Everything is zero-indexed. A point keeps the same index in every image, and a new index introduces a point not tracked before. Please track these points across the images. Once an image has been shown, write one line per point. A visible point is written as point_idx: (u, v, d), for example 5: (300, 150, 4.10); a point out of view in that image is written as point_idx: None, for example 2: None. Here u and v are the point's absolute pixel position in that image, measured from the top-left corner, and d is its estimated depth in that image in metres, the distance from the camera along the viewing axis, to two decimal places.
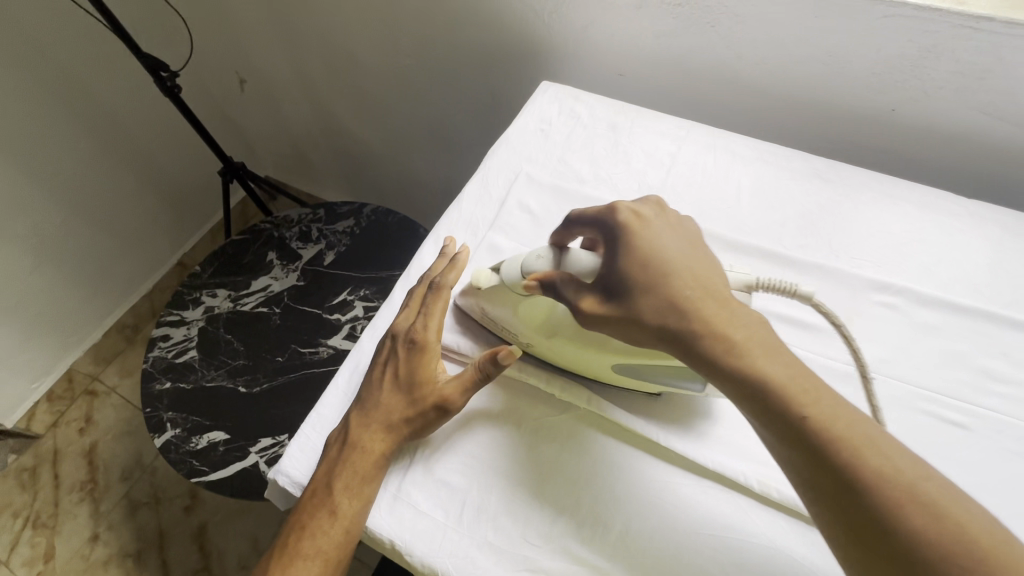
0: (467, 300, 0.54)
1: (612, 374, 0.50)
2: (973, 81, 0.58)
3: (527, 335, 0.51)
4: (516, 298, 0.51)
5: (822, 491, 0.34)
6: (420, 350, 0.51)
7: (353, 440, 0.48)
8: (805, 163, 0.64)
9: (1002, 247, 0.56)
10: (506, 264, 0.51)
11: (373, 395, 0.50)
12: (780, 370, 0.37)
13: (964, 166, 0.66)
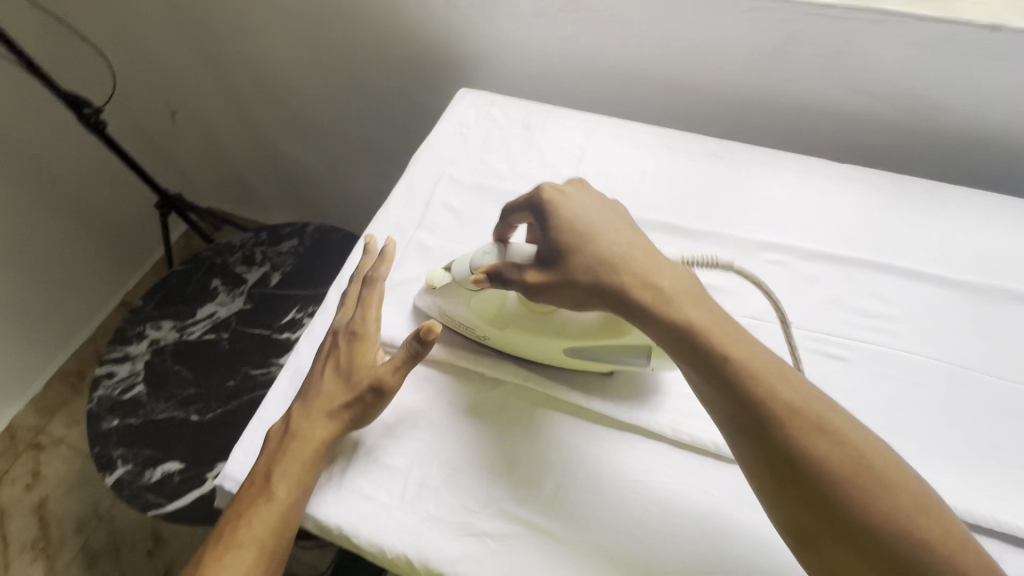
0: (425, 300, 0.58)
1: (566, 359, 0.53)
2: (831, 61, 0.66)
3: (483, 329, 0.55)
4: (467, 293, 0.55)
5: (744, 428, 0.39)
6: (359, 340, 0.54)
7: (295, 429, 0.50)
8: (700, 145, 0.71)
9: (870, 203, 0.64)
10: (456, 264, 0.55)
11: (313, 386, 0.53)
12: (698, 319, 0.43)
13: (839, 136, 0.73)
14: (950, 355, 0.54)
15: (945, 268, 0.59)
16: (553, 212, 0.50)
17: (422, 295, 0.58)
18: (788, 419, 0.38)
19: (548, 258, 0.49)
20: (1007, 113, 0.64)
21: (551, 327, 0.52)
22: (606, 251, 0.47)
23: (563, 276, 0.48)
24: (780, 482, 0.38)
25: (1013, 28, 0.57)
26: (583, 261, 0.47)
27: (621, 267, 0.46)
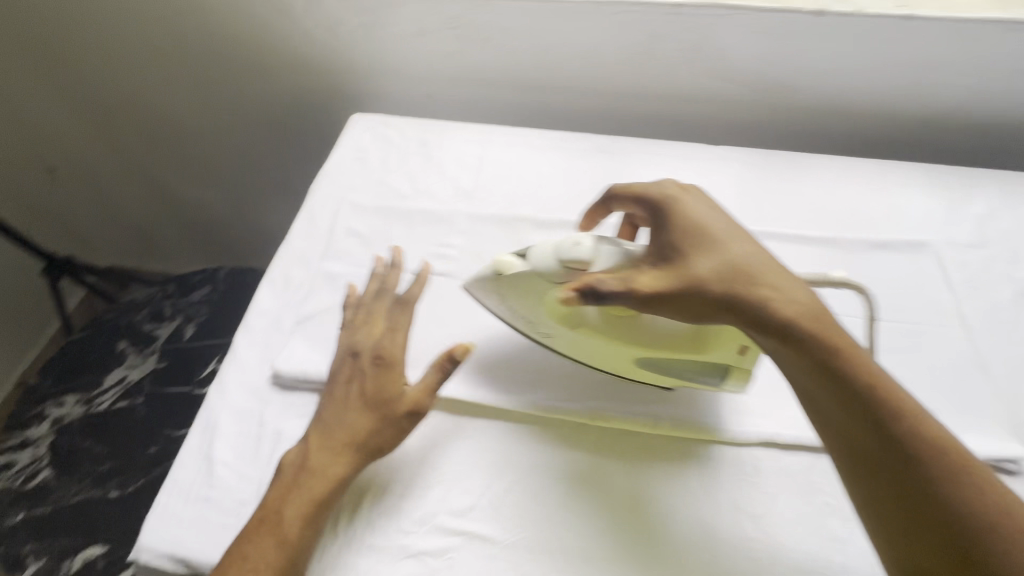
0: (482, 284, 0.55)
1: (632, 368, 0.53)
2: (693, 54, 0.72)
3: (543, 325, 0.53)
4: (541, 287, 0.51)
5: (885, 455, 0.39)
6: (386, 367, 0.51)
7: (312, 463, 0.48)
8: (590, 143, 0.75)
9: (747, 178, 0.70)
10: (533, 252, 0.51)
11: (332, 413, 0.50)
12: (842, 347, 0.42)
13: (715, 121, 0.79)
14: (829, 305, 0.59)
15: (816, 228, 0.65)
16: (678, 221, 0.47)
17: (482, 280, 0.54)
18: (908, 432, 0.39)
19: (665, 265, 0.46)
20: (847, 85, 0.72)
21: (625, 340, 0.50)
22: (734, 265, 0.45)
23: (679, 283, 0.44)
24: (893, 491, 0.39)
25: (834, 12, 0.65)
26: (709, 275, 0.44)
27: (752, 284, 0.44)
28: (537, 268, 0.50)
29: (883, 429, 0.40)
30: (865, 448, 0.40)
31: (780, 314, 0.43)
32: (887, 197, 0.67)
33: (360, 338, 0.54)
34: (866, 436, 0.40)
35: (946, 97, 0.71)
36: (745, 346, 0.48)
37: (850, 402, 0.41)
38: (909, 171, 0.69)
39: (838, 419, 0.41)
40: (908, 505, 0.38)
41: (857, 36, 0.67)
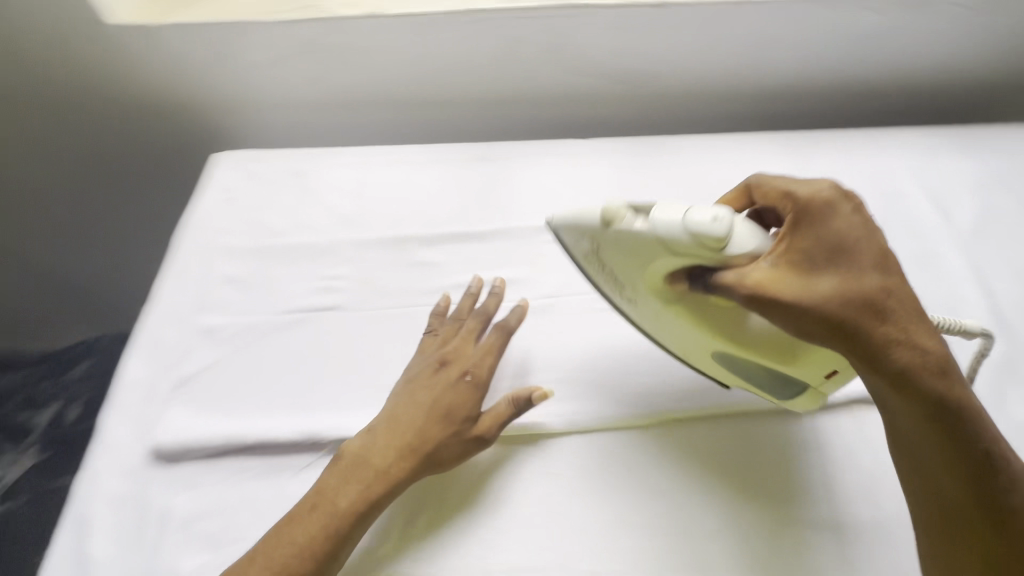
0: (568, 233, 0.48)
1: (704, 357, 0.51)
2: (554, 54, 0.74)
3: (628, 288, 0.49)
4: (649, 254, 0.44)
5: (957, 493, 0.39)
6: (471, 386, 0.52)
7: (373, 463, 0.48)
8: (469, 152, 0.74)
9: (622, 167, 0.72)
10: (660, 211, 0.43)
11: (403, 410, 0.51)
12: (960, 401, 0.38)
13: (588, 117, 0.82)
14: None
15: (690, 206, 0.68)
16: (829, 238, 0.40)
17: (567, 226, 0.48)
18: (998, 485, 0.38)
19: (800, 278, 0.39)
20: (699, 70, 0.76)
21: (710, 330, 0.47)
22: (874, 299, 0.38)
23: (809, 307, 0.38)
24: (958, 526, 0.39)
25: (672, 3, 0.69)
26: (849, 307, 0.38)
27: (886, 326, 0.38)
28: (654, 236, 0.42)
29: (978, 479, 0.38)
30: (950, 488, 0.39)
31: (904, 363, 0.38)
32: (749, 168, 0.72)
33: (452, 349, 0.54)
34: (960, 481, 0.38)
35: (785, 71, 0.77)
36: (834, 371, 0.46)
37: (951, 450, 0.38)
38: (764, 142, 0.75)
39: (931, 459, 0.39)
40: (970, 542, 0.38)
41: (696, 23, 0.71)
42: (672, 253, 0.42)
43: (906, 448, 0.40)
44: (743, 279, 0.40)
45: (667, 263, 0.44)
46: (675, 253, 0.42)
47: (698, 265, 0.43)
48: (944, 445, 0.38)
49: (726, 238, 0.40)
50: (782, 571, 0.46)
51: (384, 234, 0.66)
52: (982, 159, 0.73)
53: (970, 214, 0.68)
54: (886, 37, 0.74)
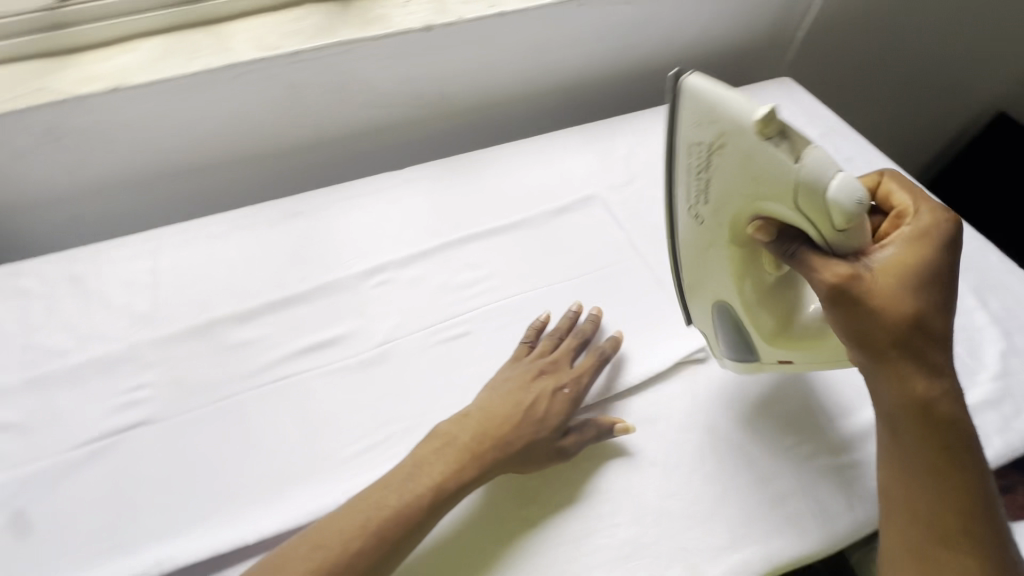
0: (701, 111, 0.43)
1: (708, 298, 0.52)
2: (339, 91, 0.72)
3: (706, 197, 0.46)
4: (768, 187, 0.41)
5: (939, 514, 0.39)
6: (567, 402, 0.52)
7: (465, 446, 0.48)
8: (274, 211, 0.69)
9: (437, 192, 0.71)
10: (813, 159, 0.38)
11: (501, 404, 0.51)
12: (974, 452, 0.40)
13: (396, 143, 0.81)
14: (537, 281, 0.63)
15: (509, 216, 0.69)
16: (933, 269, 0.39)
17: (706, 102, 0.42)
18: (984, 520, 0.39)
19: (895, 286, 0.38)
20: (490, 80, 0.79)
21: (739, 275, 0.48)
22: (943, 334, 0.39)
23: (887, 310, 0.38)
24: (933, 535, 0.39)
25: (441, 25, 0.69)
26: (920, 328, 0.38)
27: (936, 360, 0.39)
28: (796, 177, 0.39)
29: (969, 505, 0.39)
30: (940, 501, 0.39)
31: (930, 393, 0.39)
32: (556, 167, 0.75)
33: (552, 361, 0.54)
34: (954, 497, 0.39)
35: (570, 67, 0.81)
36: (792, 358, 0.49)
37: (953, 473, 0.39)
38: (566, 139, 0.78)
39: (934, 470, 0.40)
40: (939, 552, 0.39)
41: (470, 38, 0.72)
42: (797, 200, 0.39)
43: (911, 457, 0.40)
44: (832, 269, 0.39)
45: (779, 206, 0.41)
46: (798, 204, 0.39)
47: (800, 228, 0.41)
48: (946, 467, 0.39)
49: (852, 224, 0.38)
50: (653, 554, 0.47)
51: (190, 322, 0.60)
52: None
53: None
54: (650, 23, 0.80)
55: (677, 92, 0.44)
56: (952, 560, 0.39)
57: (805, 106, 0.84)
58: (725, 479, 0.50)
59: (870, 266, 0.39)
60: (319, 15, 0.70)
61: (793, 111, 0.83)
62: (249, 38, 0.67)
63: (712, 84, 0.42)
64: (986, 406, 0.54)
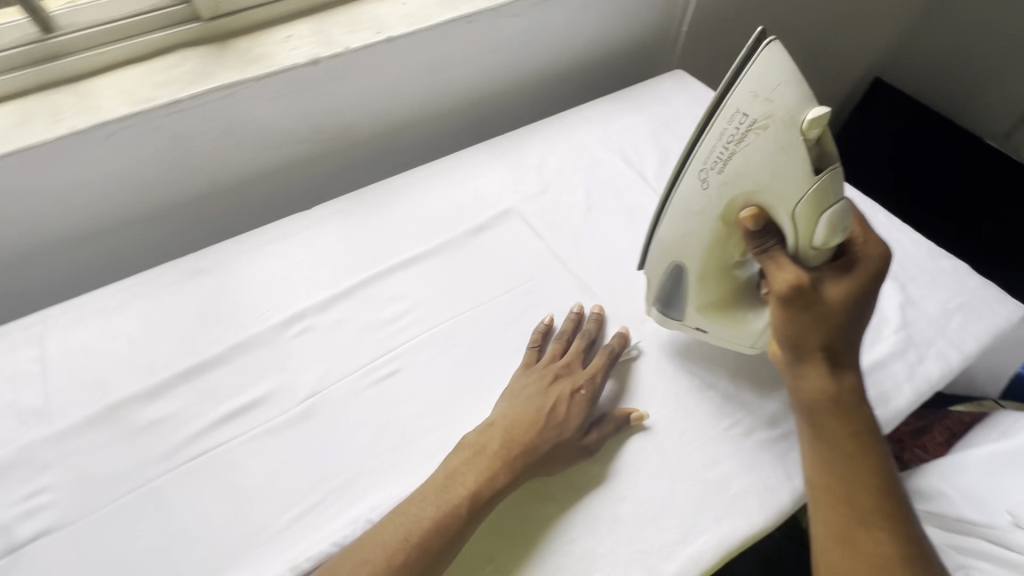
0: (764, 85, 0.43)
1: (672, 258, 0.53)
2: (230, 136, 0.68)
3: (724, 165, 0.46)
4: (785, 187, 0.45)
5: (856, 499, 0.44)
6: (585, 401, 0.53)
7: (501, 449, 0.49)
8: (174, 271, 0.65)
9: (350, 228, 0.69)
10: (829, 183, 0.45)
11: (521, 411, 0.51)
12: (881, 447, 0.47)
13: (302, 182, 0.79)
14: (464, 305, 0.62)
15: (427, 242, 0.68)
16: (863, 288, 0.47)
17: (771, 80, 0.43)
18: (897, 508, 0.44)
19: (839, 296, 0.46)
20: (390, 106, 0.78)
21: (714, 247, 0.50)
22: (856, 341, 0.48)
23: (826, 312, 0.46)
24: (852, 515, 0.44)
25: (328, 57, 0.67)
26: (839, 335, 0.47)
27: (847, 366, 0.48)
28: (811, 186, 0.44)
29: (883, 493, 0.44)
30: (858, 483, 0.45)
31: (840, 390, 0.47)
32: (469, 185, 0.74)
33: (565, 365, 0.55)
34: (870, 482, 0.45)
35: (469, 83, 0.81)
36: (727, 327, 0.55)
37: (868, 461, 0.46)
38: (476, 155, 0.78)
39: (852, 455, 0.46)
40: (859, 532, 0.43)
41: (361, 66, 0.71)
42: (800, 209, 0.45)
43: (832, 443, 0.46)
44: (792, 274, 0.46)
45: (780, 207, 0.46)
46: (799, 212, 0.45)
47: (784, 230, 0.47)
48: (860, 454, 0.46)
49: (823, 244, 0.46)
50: (609, 564, 0.47)
51: (91, 407, 0.54)
52: (653, 112, 0.85)
53: (652, 159, 0.78)
54: (541, 33, 0.81)
55: (754, 58, 0.44)
56: (872, 540, 0.43)
57: (700, 94, 0.87)
58: (671, 473, 0.51)
59: (821, 279, 0.47)
60: (195, 60, 0.66)
61: (690, 101, 0.86)
62: (118, 93, 0.62)
63: (784, 66, 0.44)
64: (893, 357, 0.58)
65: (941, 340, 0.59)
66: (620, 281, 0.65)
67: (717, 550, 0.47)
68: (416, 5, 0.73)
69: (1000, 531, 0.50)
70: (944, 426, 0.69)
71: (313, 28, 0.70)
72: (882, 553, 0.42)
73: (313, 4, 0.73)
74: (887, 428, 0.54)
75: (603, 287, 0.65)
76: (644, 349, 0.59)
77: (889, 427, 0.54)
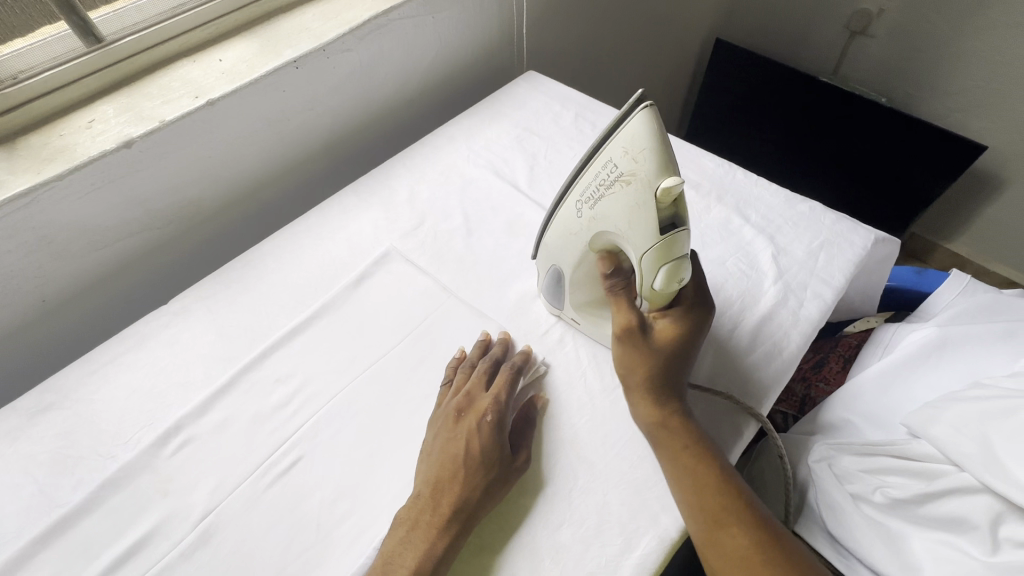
0: (635, 142, 0.40)
1: (551, 259, 0.53)
2: (49, 247, 0.60)
3: (594, 203, 0.45)
4: (635, 238, 0.43)
5: (709, 503, 0.45)
6: (495, 427, 0.50)
7: (432, 514, 0.46)
8: (12, 416, 0.55)
9: (218, 315, 0.62)
10: (675, 243, 0.42)
11: (439, 464, 0.49)
12: (718, 453, 0.49)
13: (153, 274, 0.71)
14: (359, 366, 0.58)
15: (306, 308, 0.63)
16: (688, 326, 0.51)
17: (640, 140, 0.40)
18: (744, 503, 0.47)
19: (669, 340, 0.50)
20: (235, 170, 0.72)
21: (581, 262, 0.51)
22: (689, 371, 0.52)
23: (658, 352, 0.50)
24: (707, 520, 0.45)
25: (142, 135, 0.60)
26: (673, 371, 0.50)
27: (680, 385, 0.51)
28: (653, 244, 0.42)
29: (727, 491, 0.46)
30: (703, 487, 0.46)
31: (673, 408, 0.49)
32: (341, 235, 0.70)
33: (467, 398, 0.53)
34: (715, 483, 0.46)
35: (316, 129, 0.77)
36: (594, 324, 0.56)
37: (711, 466, 0.47)
38: (342, 201, 0.73)
39: (694, 464, 0.47)
40: (716, 533, 0.44)
41: (188, 137, 0.64)
42: (642, 260, 0.43)
43: (676, 458, 0.48)
44: (629, 318, 0.50)
45: (630, 252, 0.45)
46: (641, 261, 0.43)
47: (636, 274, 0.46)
48: (701, 460, 0.48)
49: (664, 289, 0.45)
50: None
51: None
52: (513, 119, 0.84)
53: (521, 167, 0.78)
54: (379, 63, 0.78)
55: (634, 113, 0.41)
56: (728, 538, 0.44)
57: (554, 92, 0.88)
58: (601, 483, 0.50)
59: (653, 324, 0.51)
60: None
61: (546, 101, 0.87)
62: None
63: (661, 127, 0.40)
64: (777, 307, 0.61)
65: (813, 280, 0.63)
66: (515, 298, 0.64)
67: (661, 548, 0.46)
68: (233, 60, 0.68)
69: (904, 446, 0.53)
70: (838, 355, 0.76)
71: (119, 105, 0.63)
72: (739, 550, 0.44)
73: (115, 78, 0.65)
74: (787, 376, 0.57)
75: (500, 309, 0.63)
76: (551, 361, 0.58)
77: (789, 373, 0.57)
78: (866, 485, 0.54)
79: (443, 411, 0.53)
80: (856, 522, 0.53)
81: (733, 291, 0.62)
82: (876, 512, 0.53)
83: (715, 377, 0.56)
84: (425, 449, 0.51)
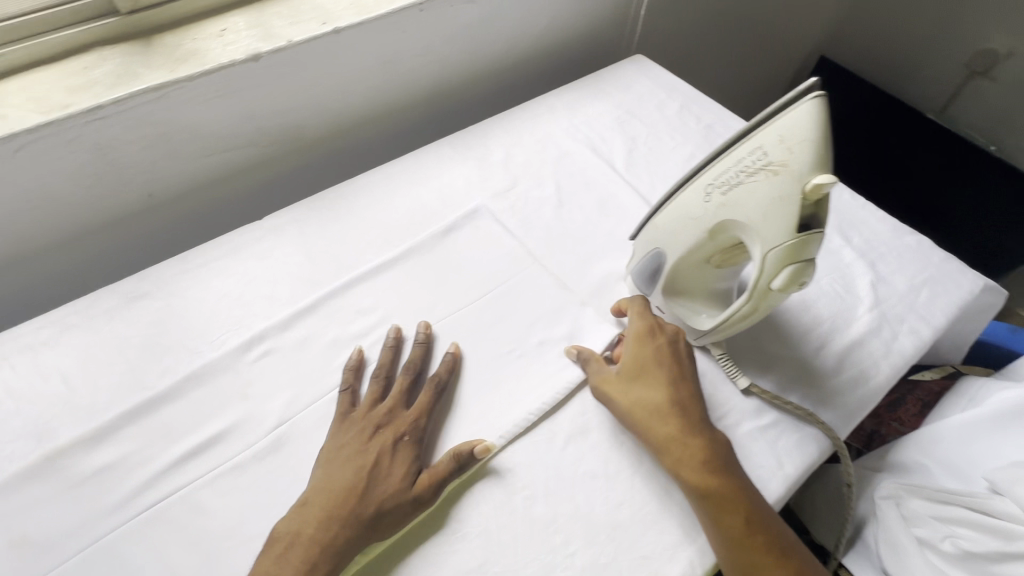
0: (794, 134, 0.39)
1: (654, 241, 0.52)
2: (164, 143, 0.62)
3: (728, 189, 0.44)
4: (766, 232, 0.42)
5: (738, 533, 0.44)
6: (399, 450, 0.48)
7: (313, 535, 0.44)
8: (111, 297, 0.58)
9: (308, 237, 0.64)
10: (808, 245, 0.41)
11: (336, 476, 0.47)
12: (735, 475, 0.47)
13: (250, 191, 0.74)
14: (437, 313, 0.59)
15: (394, 248, 0.64)
16: (649, 361, 0.52)
17: (802, 131, 0.39)
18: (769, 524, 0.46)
19: (641, 385, 0.51)
20: (341, 102, 0.73)
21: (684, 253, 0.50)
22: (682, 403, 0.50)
23: (636, 395, 0.50)
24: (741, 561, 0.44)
25: (271, 51, 0.62)
26: (665, 410, 0.49)
27: (680, 422, 0.48)
28: (786, 241, 0.41)
29: (751, 519, 0.45)
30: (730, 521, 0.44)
31: (682, 458, 0.47)
32: (434, 183, 0.70)
33: (386, 412, 0.50)
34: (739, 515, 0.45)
35: (423, 76, 0.77)
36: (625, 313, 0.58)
37: (736, 509, 0.45)
38: (439, 150, 0.74)
39: (718, 502, 0.45)
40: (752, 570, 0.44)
41: (310, 61, 0.65)
42: (767, 257, 0.42)
43: (699, 501, 0.46)
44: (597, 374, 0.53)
45: (754, 247, 0.44)
46: (766, 257, 0.42)
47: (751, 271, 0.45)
48: (722, 495, 0.45)
49: (781, 290, 0.44)
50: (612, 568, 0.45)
51: (26, 459, 0.48)
52: (616, 99, 0.83)
53: (617, 147, 0.77)
54: (496, 20, 0.77)
55: (797, 105, 0.40)
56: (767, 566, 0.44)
57: (661, 79, 0.86)
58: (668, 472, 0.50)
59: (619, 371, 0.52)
60: (116, 58, 0.58)
61: (652, 86, 0.85)
62: (25, 100, 0.54)
63: (824, 122, 0.39)
64: (869, 335, 0.58)
65: (911, 315, 0.60)
66: (600, 276, 0.63)
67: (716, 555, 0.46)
68: None
69: (985, 500, 0.51)
70: (917, 397, 0.73)
71: (249, 19, 0.64)
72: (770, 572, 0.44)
73: None
74: (871, 406, 0.55)
75: (582, 284, 0.63)
76: None
77: (872, 403, 0.55)
78: (934, 531, 0.52)
79: (352, 419, 0.50)
80: (916, 566, 0.51)
81: (826, 310, 0.60)
82: (943, 562, 0.51)
83: (790, 388, 0.55)
84: (326, 452, 0.49)
